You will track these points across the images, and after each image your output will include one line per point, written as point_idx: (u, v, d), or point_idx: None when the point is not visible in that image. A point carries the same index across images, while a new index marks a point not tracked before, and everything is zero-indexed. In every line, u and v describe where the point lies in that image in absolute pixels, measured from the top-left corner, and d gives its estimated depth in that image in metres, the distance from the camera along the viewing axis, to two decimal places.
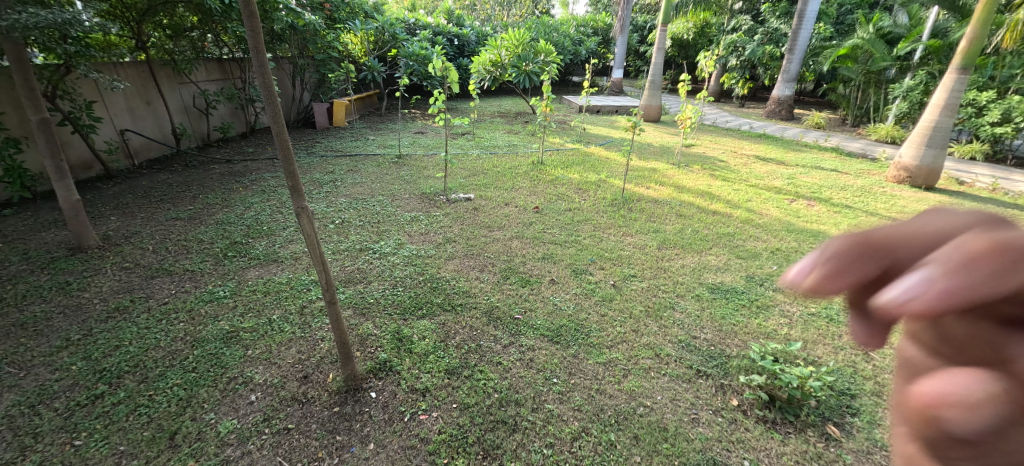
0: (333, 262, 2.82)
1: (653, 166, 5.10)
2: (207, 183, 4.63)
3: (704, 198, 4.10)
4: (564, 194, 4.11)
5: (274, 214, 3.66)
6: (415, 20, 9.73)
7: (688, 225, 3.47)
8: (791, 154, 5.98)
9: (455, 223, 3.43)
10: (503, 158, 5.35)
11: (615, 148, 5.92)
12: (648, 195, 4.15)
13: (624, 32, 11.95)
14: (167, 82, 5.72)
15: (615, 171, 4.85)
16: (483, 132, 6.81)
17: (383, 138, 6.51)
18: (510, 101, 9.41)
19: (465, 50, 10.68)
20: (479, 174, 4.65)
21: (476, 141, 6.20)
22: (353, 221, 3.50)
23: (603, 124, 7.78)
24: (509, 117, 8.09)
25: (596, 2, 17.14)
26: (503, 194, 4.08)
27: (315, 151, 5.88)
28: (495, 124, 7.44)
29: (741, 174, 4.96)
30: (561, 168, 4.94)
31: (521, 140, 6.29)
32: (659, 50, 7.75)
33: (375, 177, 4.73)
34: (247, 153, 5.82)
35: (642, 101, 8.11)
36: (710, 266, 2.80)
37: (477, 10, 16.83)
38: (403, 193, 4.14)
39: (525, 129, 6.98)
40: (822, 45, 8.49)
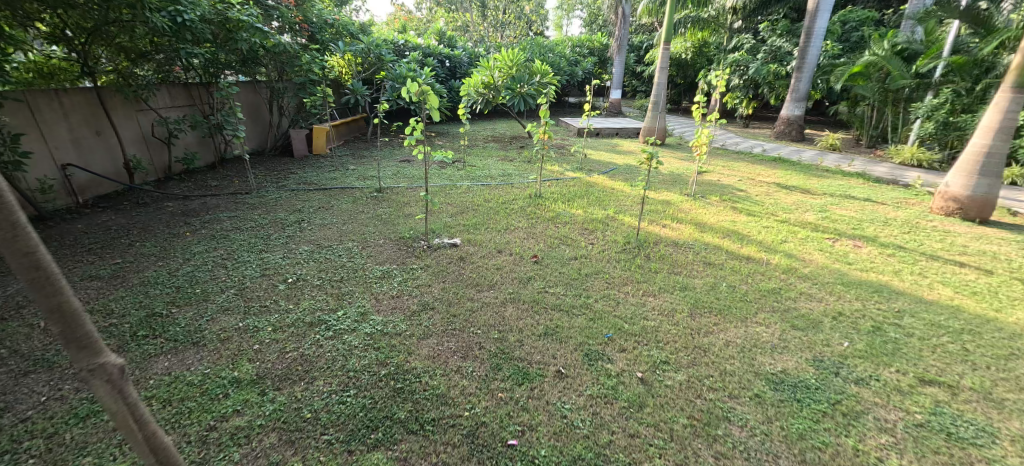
0: (270, 345, 2.15)
1: (666, 198, 4.50)
2: (151, 226, 3.98)
3: (732, 240, 3.48)
4: (567, 237, 3.47)
5: (216, 270, 3.01)
6: (404, 42, 9.27)
7: (722, 279, 2.84)
8: (815, 181, 5.40)
9: (435, 281, 2.79)
10: (497, 190, 4.74)
11: (621, 177, 5.33)
12: (666, 237, 3.52)
13: (621, 52, 11.55)
14: (121, 110, 5.11)
15: (625, 206, 4.24)
16: (475, 159, 6.22)
17: (363, 168, 5.89)
18: (505, 125, 8.87)
19: (458, 72, 10.20)
20: (468, 212, 4.04)
21: (466, 170, 5.60)
22: (311, 278, 2.85)
23: (605, 149, 7.21)
24: (504, 142, 7.52)
25: (591, 22, 16.88)
26: (495, 238, 3.45)
27: (286, 184, 5.26)
28: (488, 150, 6.86)
29: (767, 207, 4.36)
30: (562, 202, 4.33)
31: (516, 168, 5.70)
32: (663, 69, 7.24)
33: (348, 216, 4.09)
34: (209, 187, 5.20)
35: (646, 123, 7.59)
36: (763, 343, 2.16)
37: (470, 31, 16.50)
38: (377, 238, 3.50)
39: (520, 156, 6.40)
40: (832, 63, 8.04)
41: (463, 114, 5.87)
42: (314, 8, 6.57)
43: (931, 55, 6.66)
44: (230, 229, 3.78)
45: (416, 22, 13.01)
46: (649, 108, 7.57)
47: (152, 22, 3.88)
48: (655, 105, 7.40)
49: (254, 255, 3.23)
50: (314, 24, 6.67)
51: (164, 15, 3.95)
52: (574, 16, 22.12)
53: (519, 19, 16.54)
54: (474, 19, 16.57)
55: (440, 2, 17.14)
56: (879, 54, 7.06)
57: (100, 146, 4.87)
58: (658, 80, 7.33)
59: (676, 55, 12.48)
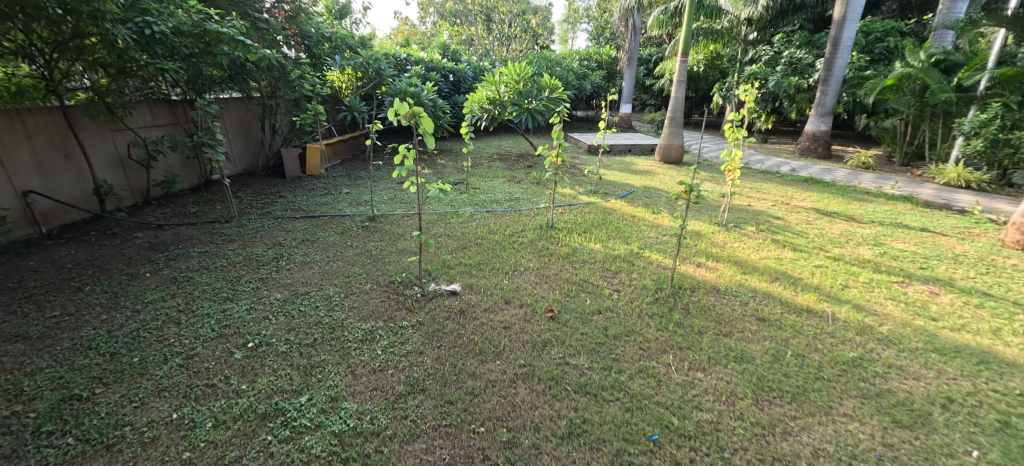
0: (205, 453, 1.63)
1: (696, 229, 3.97)
2: (110, 264, 3.50)
3: (784, 285, 2.93)
4: (587, 281, 2.95)
5: (166, 328, 2.50)
6: (406, 56, 8.88)
7: (783, 342, 2.30)
8: (857, 206, 4.85)
9: (428, 346, 2.26)
10: (503, 218, 4.22)
11: (642, 202, 4.81)
12: (706, 282, 2.98)
13: (632, 65, 11.12)
14: (94, 130, 4.66)
15: (650, 239, 3.71)
16: (480, 180, 5.73)
17: (358, 191, 5.41)
18: (511, 143, 8.39)
19: (462, 87, 9.78)
20: (471, 248, 3.52)
21: (469, 194, 5.10)
22: (278, 340, 2.34)
23: (620, 168, 6.69)
24: (510, 161, 7.02)
25: (599, 35, 16.55)
26: (502, 284, 2.92)
27: (271, 210, 4.78)
28: (494, 170, 6.39)
29: (813, 239, 3.81)
30: (578, 234, 3.80)
31: (525, 191, 5.20)
32: (681, 82, 6.75)
33: (335, 251, 3.60)
34: (188, 214, 4.74)
35: (662, 139, 7.08)
36: (863, 454, 1.61)
37: (475, 45, 16.21)
38: (364, 282, 2.98)
39: (531, 177, 5.90)
40: (860, 76, 7.52)
41: (466, 132, 5.39)
42: (308, 21, 6.17)
43: (973, 67, 6.12)
44: (196, 269, 3.28)
45: (419, 36, 12.70)
46: (666, 124, 7.06)
47: (115, 35, 3.48)
48: (672, 120, 6.90)
49: (217, 306, 2.73)
50: (308, 37, 6.27)
51: (129, 27, 3.57)
52: (581, 29, 21.85)
53: (525, 33, 16.23)
54: (479, 33, 16.28)
55: (446, 16, 16.90)
56: (914, 66, 6.53)
57: (69, 171, 4.42)
58: (675, 94, 6.85)
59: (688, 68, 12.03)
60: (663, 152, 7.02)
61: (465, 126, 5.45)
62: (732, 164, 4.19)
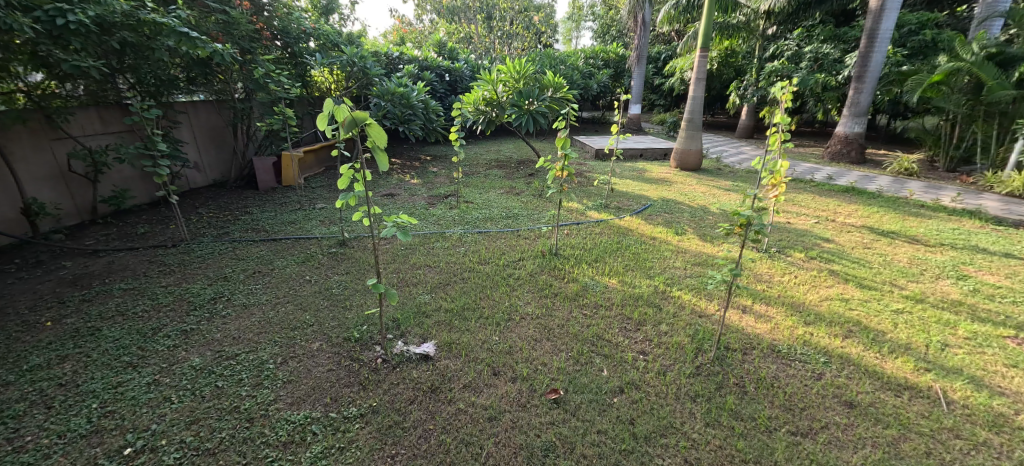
0: None
1: (730, 256, 3.27)
2: (12, 305, 2.84)
3: (860, 344, 2.23)
4: (601, 336, 2.27)
5: (28, 417, 1.84)
6: (398, 54, 8.24)
7: (889, 451, 1.60)
8: (915, 223, 4.12)
9: (380, 456, 1.59)
10: (498, 242, 3.54)
11: (662, 219, 4.10)
12: (757, 337, 2.28)
13: (641, 63, 10.39)
14: (27, 140, 3.99)
15: (677, 273, 3.01)
16: (475, 193, 5.05)
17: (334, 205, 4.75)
18: (510, 148, 7.71)
19: (459, 87, 9.10)
20: (455, 284, 2.84)
21: (461, 209, 4.42)
22: (172, 442, 1.68)
23: (632, 176, 5.99)
24: (509, 168, 6.34)
25: (605, 32, 15.83)
26: (491, 341, 2.24)
27: (230, 230, 4.12)
28: (491, 179, 5.72)
29: (879, 270, 3.09)
30: (588, 265, 3.10)
31: (524, 205, 4.51)
32: (700, 80, 6.02)
33: (291, 286, 2.94)
34: (133, 235, 4.08)
35: (678, 143, 6.35)
36: None
37: (474, 43, 15.52)
38: (312, 338, 2.31)
39: (532, 188, 5.21)
40: (899, 72, 6.75)
41: (457, 138, 4.69)
42: (285, 15, 5.54)
43: None
44: (109, 316, 2.62)
45: (415, 34, 12.06)
46: (682, 126, 6.32)
47: (14, 26, 2.76)
48: (689, 122, 6.18)
49: (111, 378, 2.06)
50: (282, 34, 5.62)
51: (36, 17, 2.87)
52: (584, 28, 21.13)
53: (527, 30, 15.54)
54: (479, 31, 15.59)
55: (444, 13, 16.22)
56: (966, 60, 5.77)
57: None
58: (693, 93, 6.14)
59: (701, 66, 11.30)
60: (679, 158, 6.31)
61: (456, 126, 4.77)
62: (776, 177, 3.34)
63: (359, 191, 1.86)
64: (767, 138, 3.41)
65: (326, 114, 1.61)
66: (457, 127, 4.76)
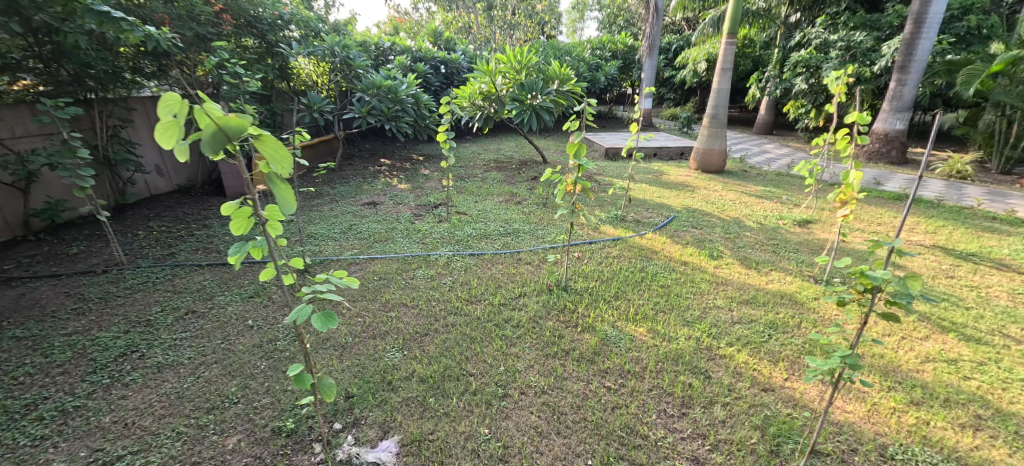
0: None
1: (784, 292, 2.61)
2: None
3: (1002, 444, 1.59)
4: (632, 428, 1.62)
5: None
6: (389, 44, 7.58)
7: None
8: (995, 242, 3.44)
9: None
10: (494, 270, 2.88)
11: (690, 237, 3.44)
12: (852, 430, 1.63)
13: (651, 54, 9.64)
14: None
15: (722, 317, 2.35)
16: (469, 201, 4.39)
17: (305, 216, 4.11)
18: (511, 147, 7.03)
19: (455, 80, 8.41)
20: (436, 334, 2.19)
21: (452, 223, 3.78)
22: None
23: (648, 179, 5.32)
24: (509, 171, 5.67)
25: (612, 21, 15.05)
26: (477, 437, 1.60)
27: (179, 250, 3.49)
28: (489, 183, 5.08)
29: (978, 312, 2.42)
30: (606, 305, 2.45)
31: (526, 217, 3.86)
32: (726, 70, 5.31)
33: (227, 334, 2.30)
34: (62, 255, 3.45)
35: (698, 142, 5.65)
36: None
37: (473, 33, 14.78)
38: (230, 429, 1.68)
39: (535, 195, 4.55)
40: (948, 61, 6.01)
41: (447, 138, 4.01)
42: None
43: None
44: None
45: (411, 24, 11.34)
46: (704, 123, 5.62)
47: None
48: (712, 118, 5.47)
49: None
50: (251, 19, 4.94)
51: None
52: (588, 18, 20.31)
53: (529, 20, 14.77)
54: (478, 21, 14.82)
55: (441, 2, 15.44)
56: None
57: None
58: (717, 86, 5.44)
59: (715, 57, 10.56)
60: (700, 159, 5.63)
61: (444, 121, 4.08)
62: (846, 190, 2.55)
63: (259, 235, 1.18)
64: (835, 142, 2.58)
65: (162, 135, 0.88)
66: (446, 126, 4.08)
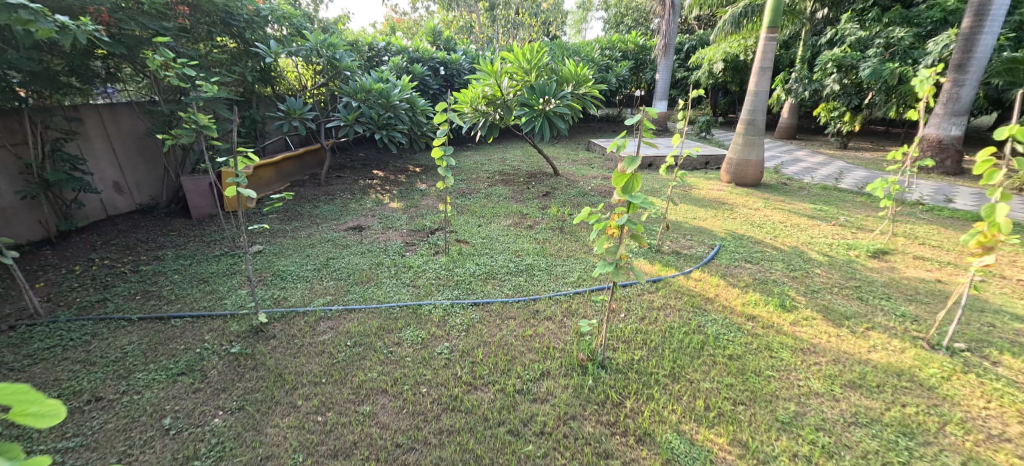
0: None
1: (897, 368, 1.93)
2: None
3: None
4: None
5: None
6: (383, 44, 6.94)
7: None
8: None
9: None
10: (505, 332, 2.20)
11: (748, 276, 2.75)
12: None
13: (666, 54, 8.91)
14: None
15: (829, 415, 1.68)
16: (471, 225, 3.72)
17: (276, 246, 3.45)
18: (516, 156, 6.36)
19: (455, 82, 7.75)
20: (426, 450, 1.52)
21: (451, 256, 3.10)
22: None
23: (676, 195, 4.64)
24: (517, 185, 5.01)
25: (619, 21, 14.40)
26: None
27: (115, 294, 2.84)
28: (494, 201, 4.42)
29: None
30: (662, 395, 1.76)
31: (542, 249, 3.18)
32: (765, 70, 4.63)
33: (135, 442, 1.64)
34: None
35: (731, 152, 4.97)
36: None
37: (474, 33, 14.08)
38: None
39: (549, 216, 3.88)
40: (1013, 59, 5.32)
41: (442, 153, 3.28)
42: None
43: None
44: None
45: (409, 23, 10.70)
46: (737, 130, 4.93)
47: None
48: (748, 125, 4.80)
49: None
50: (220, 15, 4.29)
51: None
52: (593, 18, 19.67)
53: (535, 19, 14.14)
54: (480, 20, 14.20)
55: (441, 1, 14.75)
56: None
57: None
58: (751, 88, 4.77)
59: (732, 56, 9.88)
60: (733, 171, 4.92)
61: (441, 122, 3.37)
62: (989, 232, 1.87)
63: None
64: (975, 166, 1.89)
65: None
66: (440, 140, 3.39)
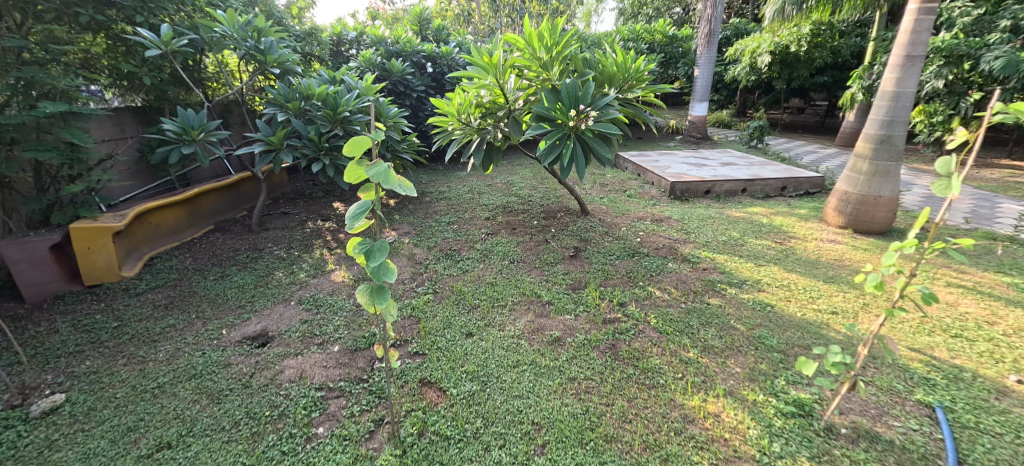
0: None
1: None
2: None
3: None
4: None
5: None
6: (355, 34, 5.64)
7: None
8: None
9: None
10: None
11: None
12: None
13: (707, 45, 7.23)
14: None
15: None
16: (454, 336, 2.13)
17: (95, 396, 1.89)
18: (526, 182, 4.75)
19: (446, 82, 6.08)
20: None
21: (407, 451, 1.50)
22: None
23: (775, 254, 3.03)
24: (532, 232, 3.41)
25: (639, 9, 12.69)
26: None
27: None
28: (497, 269, 2.83)
29: None
30: None
31: (588, 422, 1.60)
32: (914, 59, 2.98)
33: None
34: None
35: (843, 183, 3.41)
36: None
37: (473, 23, 12.43)
38: None
39: (586, 313, 2.29)
40: None
41: (365, 257, 1.17)
42: None
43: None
44: None
45: (395, 11, 9.06)
46: (856, 152, 3.35)
47: None
48: (880, 143, 3.19)
49: None
50: None
51: None
52: (606, 9, 17.96)
53: (543, 7, 12.44)
54: (481, 9, 12.50)
55: None
56: None
57: None
58: (885, 88, 3.16)
59: (782, 49, 8.27)
60: (870, 211, 3.28)
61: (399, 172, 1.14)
62: None
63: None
64: None
65: None
66: (361, 227, 1.16)
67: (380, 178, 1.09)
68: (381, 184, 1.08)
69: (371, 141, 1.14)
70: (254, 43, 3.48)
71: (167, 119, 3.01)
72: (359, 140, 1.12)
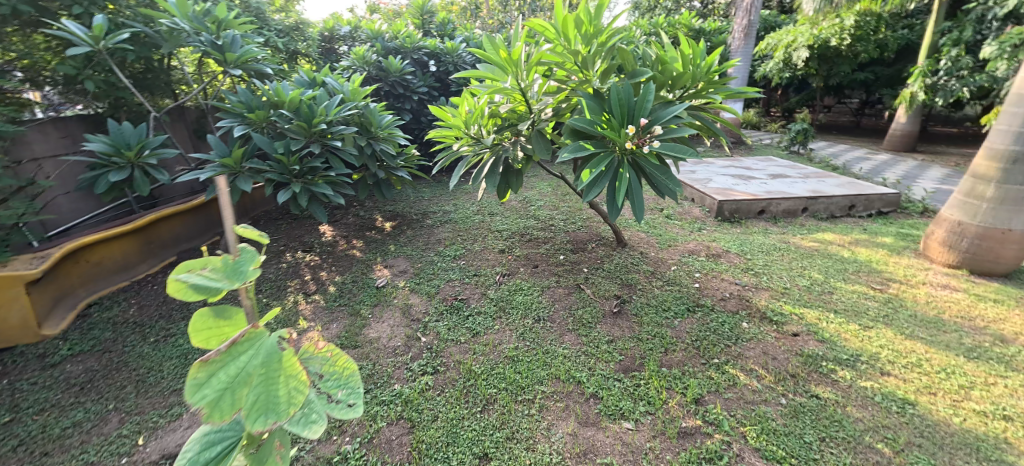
0: None
1: None
2: None
3: None
4: None
5: None
6: (347, 29, 4.97)
7: None
8: None
9: None
10: None
11: None
12: None
13: (742, 38, 6.47)
14: None
15: None
16: (462, 463, 1.46)
17: None
18: (544, 200, 4.06)
19: (450, 82, 5.40)
20: None
21: None
22: None
23: (879, 308, 2.33)
24: (560, 272, 2.72)
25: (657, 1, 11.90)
26: None
27: None
28: (518, 332, 2.16)
29: None
30: None
31: None
32: None
33: None
34: None
35: (953, 211, 2.71)
36: None
37: (480, 17, 11.71)
38: None
39: (650, 419, 1.61)
40: None
41: None
42: None
43: None
44: None
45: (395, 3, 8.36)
46: (973, 172, 2.66)
47: None
48: (1010, 162, 2.48)
49: None
50: None
51: None
52: None
53: None
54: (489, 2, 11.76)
55: None
56: None
57: None
58: (1020, 91, 2.47)
59: (821, 42, 7.48)
60: (994, 248, 2.56)
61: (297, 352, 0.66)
62: None
63: None
64: None
65: None
66: None
67: (229, 396, 0.60)
68: (226, 420, 0.60)
69: (229, 286, 0.70)
70: (213, 37, 2.83)
71: (93, 135, 2.36)
72: (192, 289, 0.67)
